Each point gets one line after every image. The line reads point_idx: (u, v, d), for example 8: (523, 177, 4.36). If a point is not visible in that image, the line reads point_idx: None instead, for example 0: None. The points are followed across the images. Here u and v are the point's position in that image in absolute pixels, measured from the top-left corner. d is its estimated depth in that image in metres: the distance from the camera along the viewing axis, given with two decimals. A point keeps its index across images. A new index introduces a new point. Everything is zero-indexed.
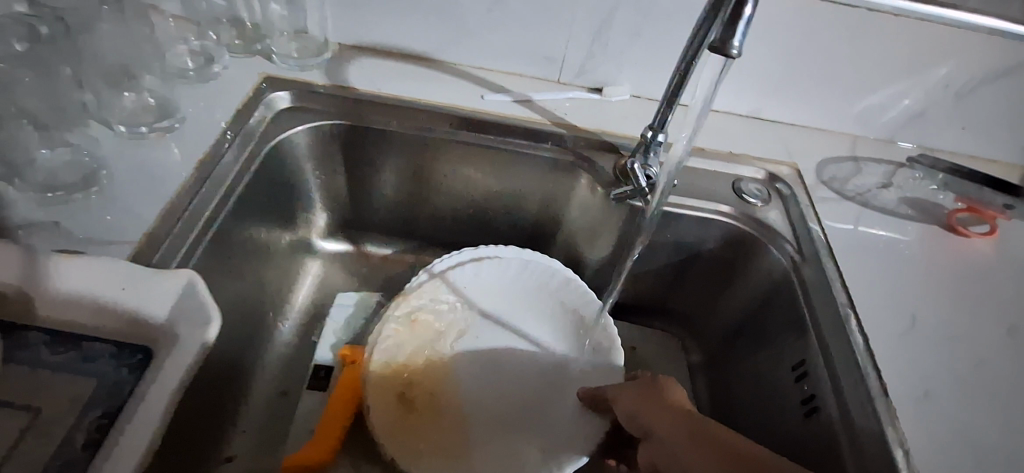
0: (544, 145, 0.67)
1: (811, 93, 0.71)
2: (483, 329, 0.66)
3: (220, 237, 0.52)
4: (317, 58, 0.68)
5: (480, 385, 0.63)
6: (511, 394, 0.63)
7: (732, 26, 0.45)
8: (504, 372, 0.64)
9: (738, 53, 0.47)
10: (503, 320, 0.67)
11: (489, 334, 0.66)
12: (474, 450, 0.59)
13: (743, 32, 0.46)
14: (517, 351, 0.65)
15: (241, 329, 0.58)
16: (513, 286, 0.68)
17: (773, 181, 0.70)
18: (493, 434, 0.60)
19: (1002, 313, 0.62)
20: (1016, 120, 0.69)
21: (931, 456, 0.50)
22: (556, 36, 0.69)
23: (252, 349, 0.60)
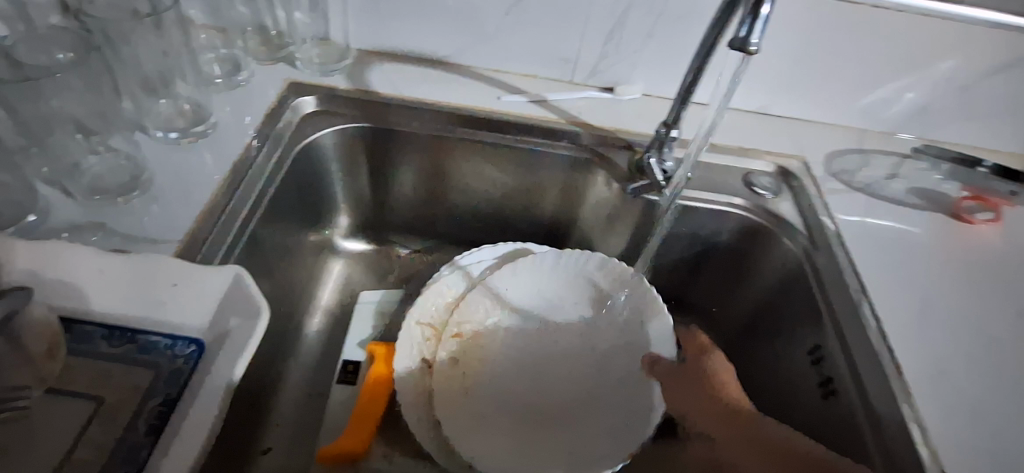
0: (560, 143, 0.71)
1: (817, 88, 0.74)
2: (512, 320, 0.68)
3: (258, 226, 0.59)
4: (339, 63, 0.75)
5: (527, 380, 0.66)
6: (560, 389, 0.65)
7: (751, 22, 0.44)
8: (540, 361, 0.67)
9: (758, 49, 0.45)
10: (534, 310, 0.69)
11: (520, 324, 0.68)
12: (511, 435, 0.62)
13: (761, 28, 0.45)
14: (548, 340, 0.68)
15: (273, 315, 0.63)
16: (548, 279, 0.69)
17: (783, 174, 0.71)
18: (532, 422, 0.63)
19: (1012, 297, 0.62)
20: (1012, 110, 0.73)
21: (950, 436, 0.49)
22: (568, 38, 0.73)
23: (286, 342, 0.66)
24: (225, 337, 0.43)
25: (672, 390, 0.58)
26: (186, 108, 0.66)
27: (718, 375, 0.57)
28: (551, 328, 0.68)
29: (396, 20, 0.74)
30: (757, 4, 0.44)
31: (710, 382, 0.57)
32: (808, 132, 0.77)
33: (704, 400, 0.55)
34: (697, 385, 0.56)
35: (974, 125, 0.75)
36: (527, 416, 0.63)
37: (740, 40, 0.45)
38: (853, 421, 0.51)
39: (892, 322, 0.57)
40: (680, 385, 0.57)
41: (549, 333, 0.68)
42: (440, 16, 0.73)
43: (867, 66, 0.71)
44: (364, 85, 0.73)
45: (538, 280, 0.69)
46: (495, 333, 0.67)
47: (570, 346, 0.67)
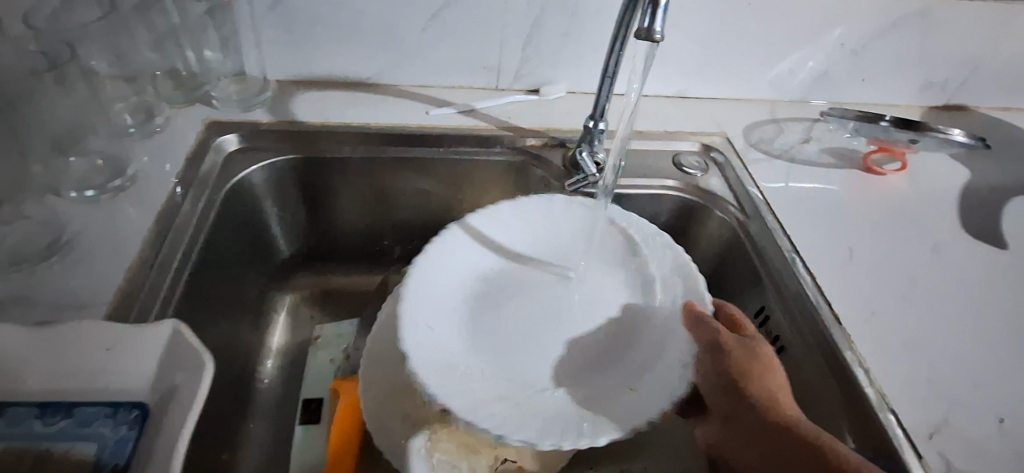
0: (496, 150, 0.72)
1: (728, 67, 0.78)
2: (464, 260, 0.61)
3: (195, 274, 0.57)
4: (261, 97, 0.73)
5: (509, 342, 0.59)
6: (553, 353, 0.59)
7: (652, 12, 0.46)
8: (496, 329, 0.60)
9: (662, 36, 0.47)
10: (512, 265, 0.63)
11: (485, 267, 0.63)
12: (466, 386, 0.52)
13: (662, 17, 0.47)
14: (506, 304, 0.61)
15: (225, 364, 0.61)
16: (528, 228, 0.65)
17: (708, 151, 0.74)
18: (492, 383, 0.54)
19: (926, 236, 0.67)
20: (900, 67, 0.80)
21: (891, 372, 0.52)
22: (488, 46, 0.74)
23: (242, 389, 0.64)
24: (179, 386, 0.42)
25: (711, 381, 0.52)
26: (101, 163, 0.63)
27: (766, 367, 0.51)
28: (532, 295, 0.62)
29: (315, 47, 0.73)
30: None
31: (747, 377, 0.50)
32: (725, 109, 0.81)
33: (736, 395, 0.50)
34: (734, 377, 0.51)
35: (870, 85, 0.82)
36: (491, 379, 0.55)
37: (644, 30, 0.47)
38: (804, 373, 0.54)
39: (824, 276, 0.60)
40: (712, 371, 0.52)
41: (521, 305, 0.61)
42: (359, 38, 0.72)
43: (770, 41, 0.75)
44: (290, 116, 0.72)
45: (519, 233, 0.65)
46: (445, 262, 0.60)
47: (548, 321, 0.60)
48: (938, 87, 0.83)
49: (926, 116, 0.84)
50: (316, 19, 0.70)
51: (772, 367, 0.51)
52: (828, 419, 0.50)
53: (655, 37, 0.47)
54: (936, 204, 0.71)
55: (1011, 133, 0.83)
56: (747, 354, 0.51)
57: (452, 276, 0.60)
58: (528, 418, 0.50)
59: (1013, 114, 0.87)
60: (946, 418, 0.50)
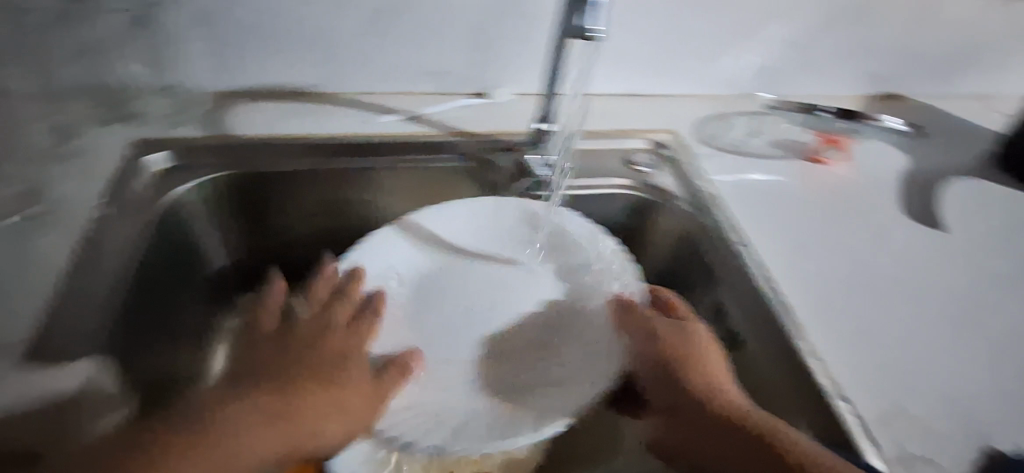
0: (443, 156, 0.70)
1: (674, 63, 0.78)
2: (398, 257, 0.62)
3: None
4: (194, 112, 0.70)
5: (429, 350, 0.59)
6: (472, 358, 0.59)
7: None
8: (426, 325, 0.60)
9: (598, 36, 0.49)
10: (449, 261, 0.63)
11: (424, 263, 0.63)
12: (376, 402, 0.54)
13: (595, 15, 0.48)
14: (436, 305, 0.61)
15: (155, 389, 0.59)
16: (457, 227, 0.64)
17: (660, 148, 0.74)
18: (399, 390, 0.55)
19: (871, 222, 0.69)
20: (839, 58, 0.82)
21: (841, 360, 0.53)
22: (431, 50, 0.72)
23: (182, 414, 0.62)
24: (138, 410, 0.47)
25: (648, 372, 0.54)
26: (20, 189, 0.62)
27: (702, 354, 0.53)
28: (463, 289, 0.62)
29: (250, 57, 0.70)
30: None
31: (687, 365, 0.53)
32: (675, 106, 0.81)
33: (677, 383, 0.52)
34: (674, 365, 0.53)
35: (812, 77, 0.83)
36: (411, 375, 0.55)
37: (578, 28, 0.48)
38: (757, 366, 0.54)
39: (775, 266, 0.61)
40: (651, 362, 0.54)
41: (453, 300, 0.62)
42: (297, 46, 0.70)
43: (714, 36, 0.76)
44: (226, 130, 0.68)
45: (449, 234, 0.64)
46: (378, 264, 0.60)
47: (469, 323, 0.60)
48: (877, 77, 0.85)
49: (868, 106, 0.86)
50: (249, 28, 0.67)
51: (706, 352, 0.54)
52: (782, 412, 0.50)
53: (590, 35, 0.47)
54: (880, 191, 0.73)
55: (948, 120, 0.86)
56: (684, 341, 0.54)
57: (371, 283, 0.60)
58: (440, 420, 0.52)
59: (949, 101, 0.90)
60: (897, 404, 0.50)
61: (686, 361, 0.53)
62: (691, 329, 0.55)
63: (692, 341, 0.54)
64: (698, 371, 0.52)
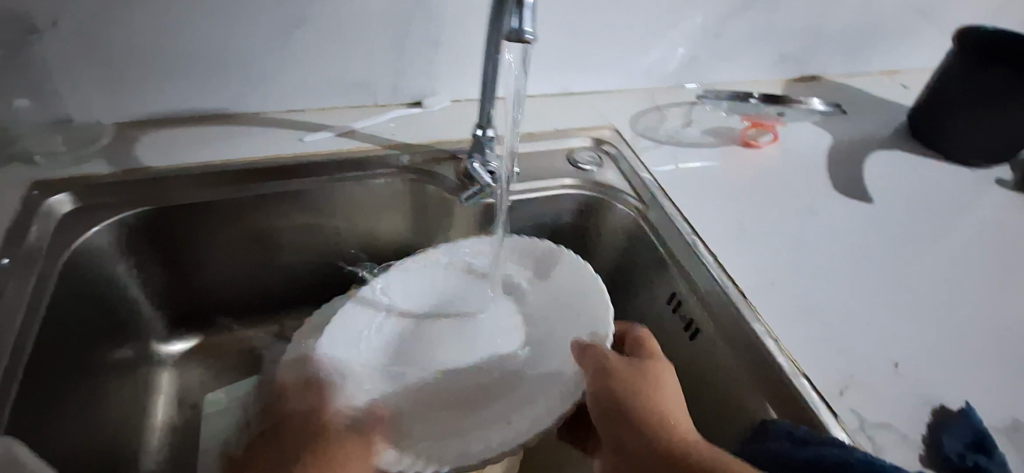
0: (382, 171, 0.67)
1: (605, 60, 0.79)
2: (378, 325, 0.59)
3: (24, 392, 0.47)
4: (92, 147, 0.63)
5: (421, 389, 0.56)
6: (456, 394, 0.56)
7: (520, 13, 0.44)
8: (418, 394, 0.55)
9: (534, 36, 0.45)
10: (421, 321, 0.61)
11: (405, 334, 0.59)
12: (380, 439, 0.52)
13: (530, 16, 0.45)
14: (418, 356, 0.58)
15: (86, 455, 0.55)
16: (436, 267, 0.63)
17: (600, 145, 0.74)
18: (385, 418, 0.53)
19: (806, 199, 0.72)
20: (758, 46, 0.85)
21: (794, 336, 0.55)
22: (358, 62, 0.69)
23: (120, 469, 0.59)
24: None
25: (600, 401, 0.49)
26: None
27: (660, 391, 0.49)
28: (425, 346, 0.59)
29: (154, 80, 0.64)
30: None
31: (640, 398, 0.48)
32: (609, 101, 0.82)
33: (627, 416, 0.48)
34: (625, 397, 0.49)
35: (735, 65, 0.87)
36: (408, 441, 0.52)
37: (514, 31, 0.45)
38: (722, 352, 0.54)
39: (723, 252, 0.62)
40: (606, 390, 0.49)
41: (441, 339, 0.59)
42: (207, 66, 0.65)
43: (639, 31, 0.77)
44: (135, 164, 0.63)
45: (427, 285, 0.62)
46: (349, 341, 0.57)
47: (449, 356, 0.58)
48: (793, 62, 0.90)
49: (787, 89, 0.91)
50: (150, 50, 0.61)
51: (662, 387, 0.50)
52: (746, 394, 0.51)
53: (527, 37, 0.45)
54: (809, 168, 0.76)
55: (858, 96, 0.92)
56: (644, 379, 0.50)
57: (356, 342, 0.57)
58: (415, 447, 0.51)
59: (856, 80, 0.96)
60: (850, 374, 0.52)
61: (642, 395, 0.49)
62: (649, 364, 0.51)
63: (655, 379, 0.50)
64: (649, 410, 0.48)
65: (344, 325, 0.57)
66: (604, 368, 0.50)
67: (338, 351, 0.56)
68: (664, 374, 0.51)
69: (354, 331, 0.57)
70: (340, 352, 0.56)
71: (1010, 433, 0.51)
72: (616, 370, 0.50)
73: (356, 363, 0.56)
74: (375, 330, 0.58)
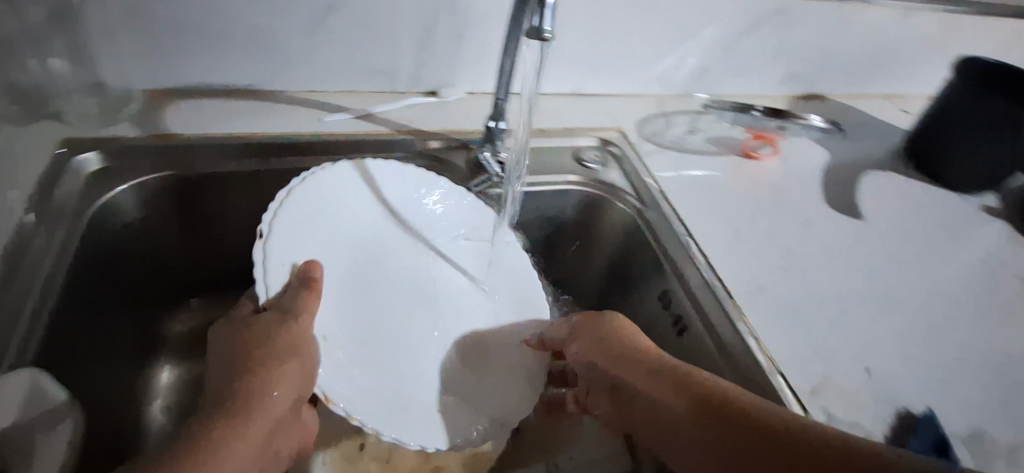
0: (397, 155, 0.70)
1: (619, 65, 0.82)
2: (327, 206, 0.55)
3: (49, 338, 0.50)
4: (122, 111, 0.66)
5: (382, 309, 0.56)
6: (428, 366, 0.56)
7: (540, 13, 0.45)
8: (349, 294, 0.54)
9: (553, 36, 0.47)
10: (367, 211, 0.59)
11: (348, 215, 0.57)
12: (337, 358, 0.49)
13: (551, 16, 0.46)
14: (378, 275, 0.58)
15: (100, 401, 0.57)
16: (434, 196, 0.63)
17: (607, 146, 0.77)
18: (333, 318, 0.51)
19: (800, 212, 0.75)
20: (767, 63, 0.88)
21: (776, 338, 0.58)
22: (382, 50, 0.72)
23: (128, 417, 0.62)
24: (51, 432, 0.43)
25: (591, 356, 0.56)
26: None
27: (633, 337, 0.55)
28: (414, 286, 0.60)
29: (185, 52, 0.67)
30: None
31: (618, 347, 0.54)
32: (619, 105, 0.85)
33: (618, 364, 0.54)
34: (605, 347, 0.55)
35: (743, 79, 0.89)
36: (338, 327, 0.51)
37: (534, 29, 0.46)
38: (718, 348, 0.56)
39: (717, 256, 0.65)
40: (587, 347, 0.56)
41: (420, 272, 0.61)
42: (237, 42, 0.67)
43: (653, 38, 0.80)
44: (162, 130, 0.65)
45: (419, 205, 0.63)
46: (297, 227, 0.51)
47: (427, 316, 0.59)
48: (800, 80, 0.93)
49: (792, 105, 0.94)
50: (184, 23, 0.64)
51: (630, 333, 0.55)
52: None
53: (545, 36, 0.47)
54: (807, 183, 0.79)
55: (860, 118, 0.95)
56: (609, 328, 0.56)
57: (336, 215, 0.56)
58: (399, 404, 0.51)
59: (860, 102, 0.99)
60: (826, 375, 0.56)
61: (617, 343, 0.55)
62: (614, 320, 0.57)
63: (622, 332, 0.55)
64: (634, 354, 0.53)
65: (298, 201, 0.52)
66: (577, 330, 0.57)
67: (286, 230, 0.50)
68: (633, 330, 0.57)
69: (303, 208, 0.52)
70: (288, 232, 0.50)
71: (971, 442, 0.54)
72: (588, 327, 0.57)
73: (301, 251, 0.51)
74: (322, 212, 0.55)
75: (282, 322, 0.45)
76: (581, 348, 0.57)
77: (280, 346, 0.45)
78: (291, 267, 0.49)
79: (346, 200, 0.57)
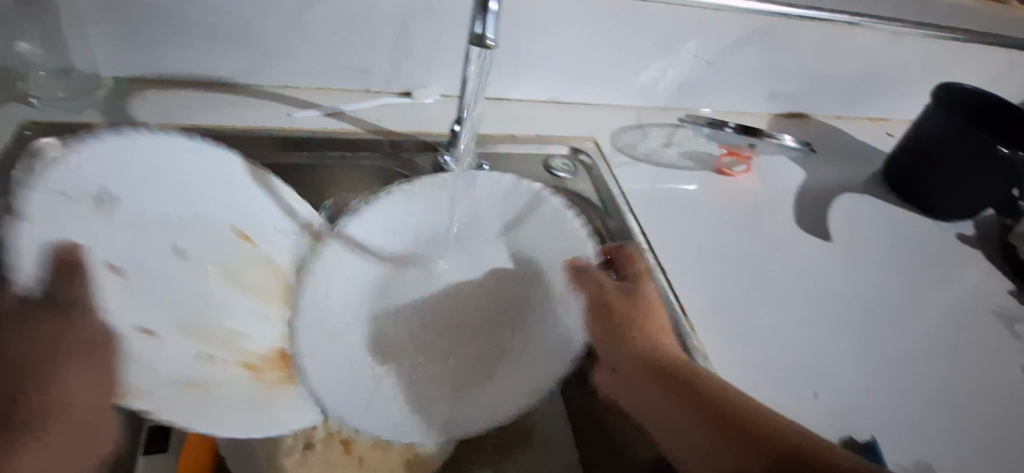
0: (364, 154, 0.70)
1: (598, 74, 0.82)
2: (114, 175, 0.51)
3: None
4: (90, 97, 0.66)
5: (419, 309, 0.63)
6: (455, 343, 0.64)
7: (482, 20, 0.47)
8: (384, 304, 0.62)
9: (496, 43, 0.48)
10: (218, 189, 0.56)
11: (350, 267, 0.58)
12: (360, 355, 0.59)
13: (493, 24, 0.47)
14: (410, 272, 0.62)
15: None
16: (417, 209, 0.59)
17: (578, 154, 0.77)
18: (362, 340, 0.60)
19: (769, 231, 0.74)
20: (750, 80, 0.87)
21: (727, 357, 0.57)
22: (356, 49, 0.72)
23: None
24: None
25: (599, 334, 0.58)
26: None
27: (653, 322, 0.57)
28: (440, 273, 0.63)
29: (154, 42, 0.67)
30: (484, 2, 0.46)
31: (633, 330, 0.56)
32: (597, 114, 0.85)
33: (624, 348, 0.56)
34: (623, 328, 0.57)
35: (725, 95, 0.89)
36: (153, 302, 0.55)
37: (477, 36, 0.47)
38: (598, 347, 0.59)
39: (678, 270, 0.65)
40: (601, 319, 0.58)
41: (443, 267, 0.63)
42: (211, 35, 0.67)
43: (634, 50, 0.79)
44: (129, 119, 0.66)
45: (409, 216, 0.60)
46: (60, 205, 0.48)
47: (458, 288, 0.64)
48: (784, 98, 0.92)
49: (774, 123, 0.93)
50: (155, 13, 0.64)
51: (655, 316, 0.57)
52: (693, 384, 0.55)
53: (488, 42, 0.48)
54: (779, 202, 0.78)
55: (843, 139, 0.94)
56: (632, 305, 0.57)
57: (342, 277, 0.57)
58: None
59: (845, 123, 0.98)
60: (772, 398, 0.56)
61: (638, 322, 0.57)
62: (638, 289, 0.58)
63: (645, 312, 0.57)
64: (644, 343, 0.55)
65: (63, 176, 0.48)
66: (601, 287, 0.59)
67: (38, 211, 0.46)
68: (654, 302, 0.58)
69: (72, 181, 0.48)
70: (40, 211, 0.46)
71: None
72: (609, 302, 0.58)
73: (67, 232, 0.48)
74: (110, 185, 0.51)
75: (62, 320, 0.45)
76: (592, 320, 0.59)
77: (70, 342, 0.44)
78: (43, 247, 0.46)
79: (155, 165, 0.53)
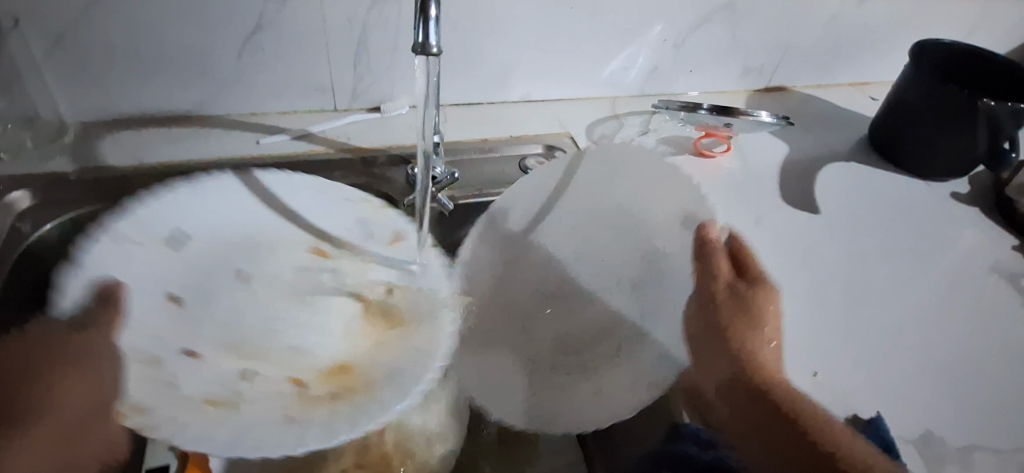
0: (336, 174, 0.71)
1: (566, 69, 0.81)
2: (179, 220, 0.61)
3: None
4: (57, 145, 0.67)
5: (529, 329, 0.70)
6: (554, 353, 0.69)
7: (424, 29, 0.46)
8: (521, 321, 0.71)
9: (441, 50, 0.47)
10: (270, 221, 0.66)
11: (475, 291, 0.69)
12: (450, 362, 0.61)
13: (436, 32, 0.47)
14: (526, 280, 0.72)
15: None
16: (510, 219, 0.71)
17: (552, 151, 0.77)
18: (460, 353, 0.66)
19: (752, 208, 0.73)
20: (723, 58, 0.86)
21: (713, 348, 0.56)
22: (317, 69, 0.71)
23: None
24: None
25: (696, 330, 0.59)
26: None
27: (765, 331, 0.55)
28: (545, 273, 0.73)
29: (109, 81, 0.66)
30: (424, 10, 0.46)
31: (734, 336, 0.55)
32: (570, 109, 0.84)
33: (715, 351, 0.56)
34: (727, 326, 0.56)
35: (699, 75, 0.87)
36: (205, 325, 0.60)
37: (421, 45, 0.47)
38: (669, 354, 0.62)
39: None
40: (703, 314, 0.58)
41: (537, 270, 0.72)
42: (169, 69, 0.67)
43: (600, 40, 0.78)
44: (98, 162, 0.66)
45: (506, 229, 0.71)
46: (125, 247, 0.57)
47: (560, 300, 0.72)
48: (759, 72, 0.91)
49: (751, 99, 0.92)
50: (107, 54, 0.64)
51: (768, 323, 0.56)
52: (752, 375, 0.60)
53: (432, 50, 0.47)
54: (762, 178, 0.77)
55: (824, 108, 0.92)
56: (744, 311, 0.56)
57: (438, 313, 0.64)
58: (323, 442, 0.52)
59: (825, 91, 0.96)
60: None
61: (750, 323, 0.56)
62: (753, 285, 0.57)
63: (759, 315, 0.56)
64: (741, 351, 0.54)
65: (129, 223, 0.58)
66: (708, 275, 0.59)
67: (107, 250, 0.56)
68: (765, 297, 0.57)
69: (141, 229, 0.58)
70: (107, 252, 0.56)
71: (916, 443, 0.54)
72: (717, 299, 0.58)
73: (122, 268, 0.57)
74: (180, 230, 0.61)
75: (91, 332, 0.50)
76: (695, 319, 0.60)
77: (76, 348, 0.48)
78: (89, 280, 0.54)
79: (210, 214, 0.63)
